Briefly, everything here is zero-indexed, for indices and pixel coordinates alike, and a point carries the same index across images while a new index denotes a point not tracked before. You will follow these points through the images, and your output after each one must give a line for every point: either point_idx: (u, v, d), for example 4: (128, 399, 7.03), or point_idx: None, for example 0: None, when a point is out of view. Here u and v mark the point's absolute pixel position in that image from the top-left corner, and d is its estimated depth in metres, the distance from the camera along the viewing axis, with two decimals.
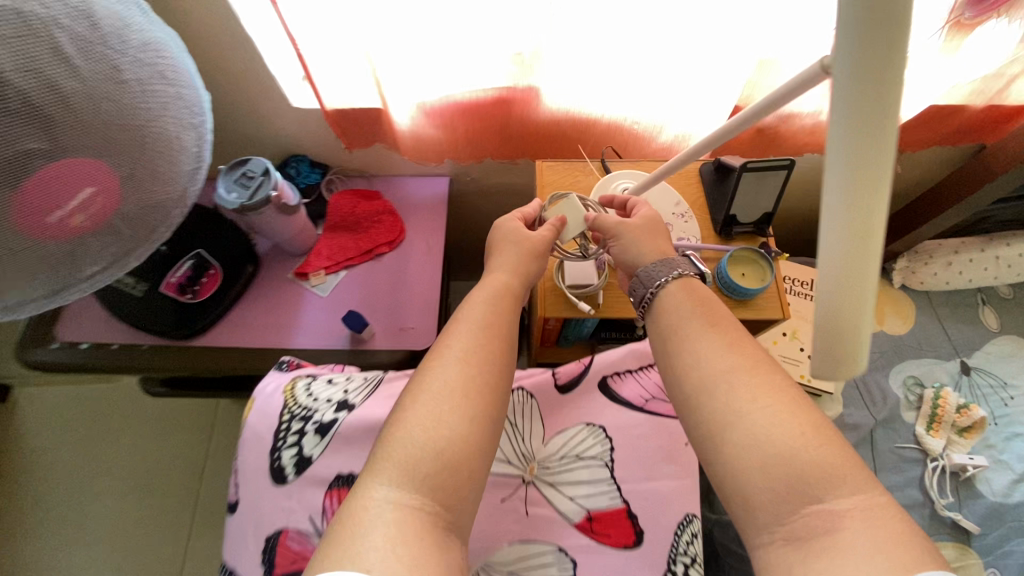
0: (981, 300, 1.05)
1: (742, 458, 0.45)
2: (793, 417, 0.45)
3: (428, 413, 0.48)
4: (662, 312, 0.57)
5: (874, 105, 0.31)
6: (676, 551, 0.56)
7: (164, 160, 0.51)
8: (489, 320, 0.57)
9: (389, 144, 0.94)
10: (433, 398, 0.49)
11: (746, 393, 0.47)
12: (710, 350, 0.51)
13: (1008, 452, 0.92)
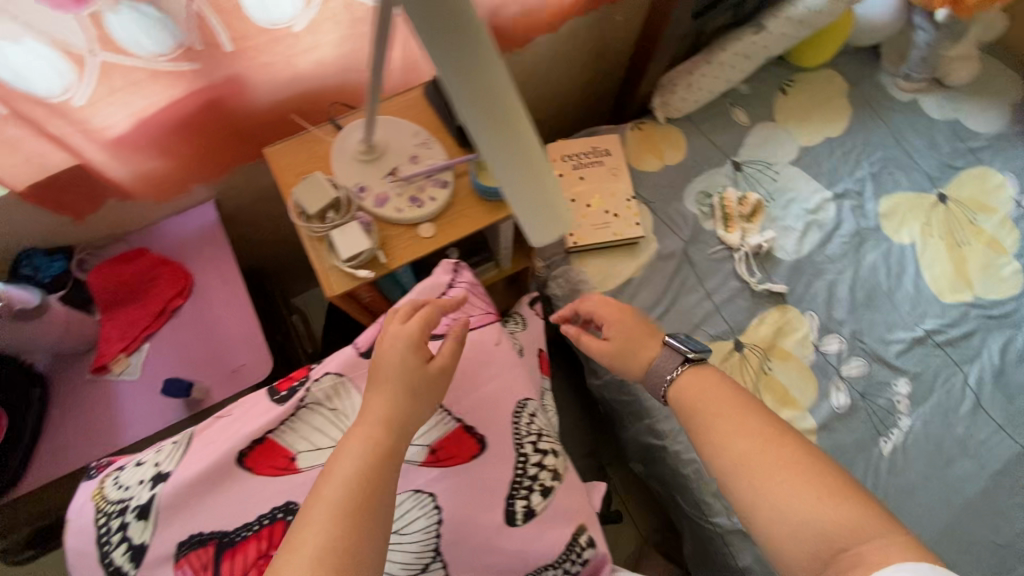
0: (730, 103, 1.19)
1: (771, 524, 0.51)
2: (799, 473, 0.52)
3: (312, 544, 0.41)
4: (689, 383, 0.63)
5: (440, 26, 0.27)
6: (523, 436, 0.58)
7: None
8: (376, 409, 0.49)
9: (120, 196, 0.84)
10: (320, 529, 0.42)
11: (760, 459, 0.54)
12: (726, 424, 0.58)
13: (789, 216, 1.11)
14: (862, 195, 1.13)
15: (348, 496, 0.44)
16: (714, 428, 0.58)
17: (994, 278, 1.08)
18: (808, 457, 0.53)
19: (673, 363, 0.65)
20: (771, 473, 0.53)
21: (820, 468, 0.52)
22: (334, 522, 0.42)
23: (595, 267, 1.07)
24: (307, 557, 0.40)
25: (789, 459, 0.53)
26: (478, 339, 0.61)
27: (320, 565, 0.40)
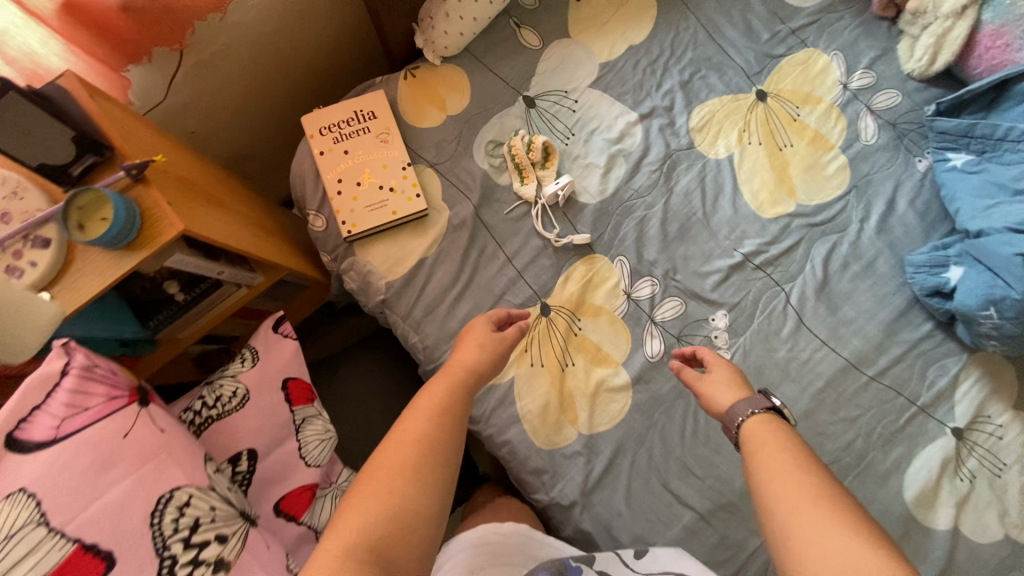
0: (516, 24, 1.02)
1: (804, 544, 0.54)
2: (825, 504, 0.56)
3: (390, 480, 0.63)
4: (750, 439, 0.65)
5: None
6: (167, 536, 0.56)
7: None
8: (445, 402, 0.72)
9: None
10: (397, 470, 0.64)
11: (797, 475, 0.59)
12: (777, 460, 0.61)
13: (592, 151, 0.98)
14: (673, 109, 1.00)
15: (419, 439, 0.67)
16: (769, 461, 0.61)
17: (818, 179, 0.98)
18: (852, 509, 0.55)
19: (757, 404, 0.67)
20: (808, 506, 0.56)
21: (851, 511, 0.55)
22: (425, 432, 0.68)
23: (382, 252, 0.95)
24: (395, 460, 0.65)
25: (829, 509, 0.55)
26: (93, 434, 0.57)
27: (410, 458, 0.65)
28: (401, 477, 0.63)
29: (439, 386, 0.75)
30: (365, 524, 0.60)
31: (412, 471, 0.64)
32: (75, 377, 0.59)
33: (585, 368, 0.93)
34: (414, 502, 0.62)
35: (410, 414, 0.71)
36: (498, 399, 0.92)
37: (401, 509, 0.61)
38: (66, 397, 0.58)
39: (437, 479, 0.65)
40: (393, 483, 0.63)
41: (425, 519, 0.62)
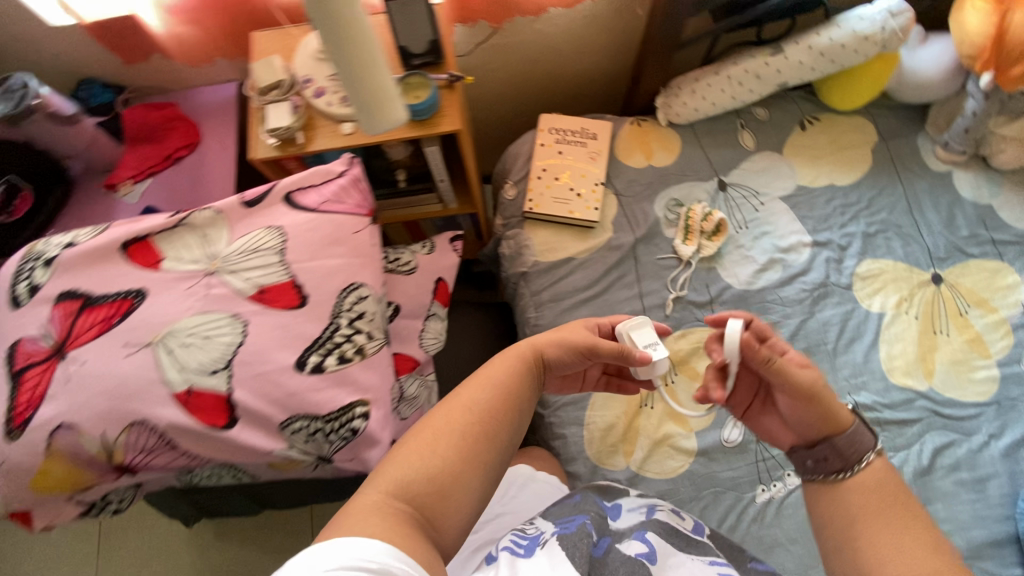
0: (740, 124, 1.16)
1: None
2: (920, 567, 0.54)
3: (427, 443, 0.58)
4: (840, 491, 0.63)
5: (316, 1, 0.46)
6: (342, 309, 0.66)
7: None
8: (504, 383, 0.66)
9: (164, 55, 1.01)
10: (439, 434, 0.59)
11: (877, 516, 0.59)
12: (876, 534, 0.58)
13: (756, 248, 1.07)
14: (845, 250, 1.07)
15: (471, 408, 0.62)
16: (874, 548, 0.57)
17: (962, 375, 0.98)
18: None
19: (868, 446, 0.64)
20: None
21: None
22: (478, 401, 0.63)
23: (545, 236, 1.10)
24: (444, 423, 0.60)
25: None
26: (336, 221, 0.69)
27: (459, 427, 0.60)
28: (446, 441, 0.58)
29: (504, 362, 0.68)
30: (401, 479, 0.55)
31: (462, 441, 0.59)
32: (348, 178, 0.72)
33: (660, 416, 0.98)
34: (457, 469, 0.57)
35: (471, 380, 0.65)
36: (573, 398, 0.99)
37: (445, 475, 0.56)
38: (334, 188, 0.71)
39: (485, 456, 0.60)
40: (437, 444, 0.58)
41: (467, 488, 0.57)
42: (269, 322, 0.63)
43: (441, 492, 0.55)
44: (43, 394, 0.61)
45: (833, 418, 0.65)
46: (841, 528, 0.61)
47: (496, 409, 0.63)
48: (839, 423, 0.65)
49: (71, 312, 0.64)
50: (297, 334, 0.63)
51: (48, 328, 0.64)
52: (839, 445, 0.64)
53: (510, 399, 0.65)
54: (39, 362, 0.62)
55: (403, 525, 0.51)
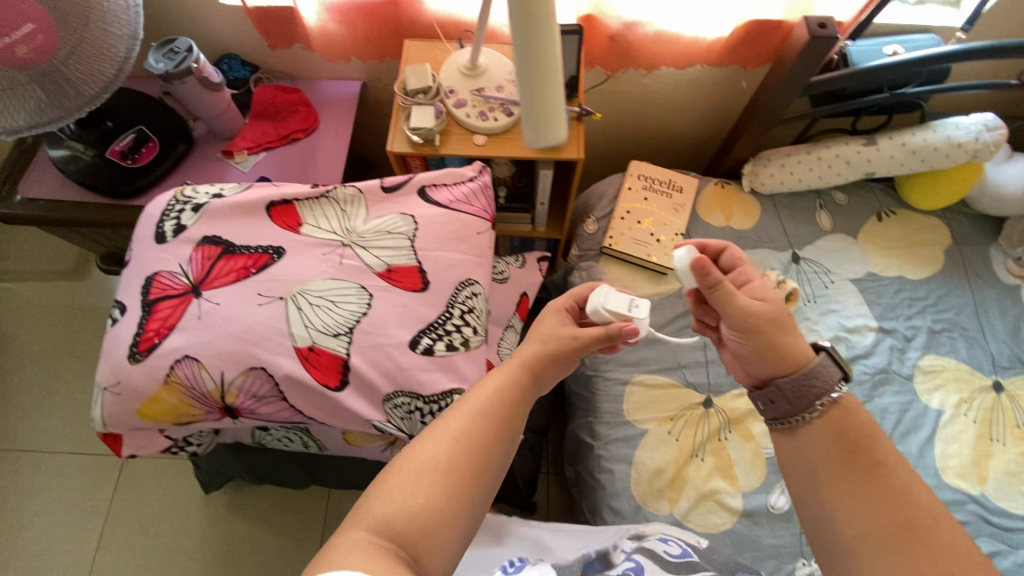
0: (819, 204, 1.21)
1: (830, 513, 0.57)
2: (879, 512, 0.54)
3: (416, 472, 0.54)
4: (798, 441, 0.63)
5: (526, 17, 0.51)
6: (456, 300, 0.70)
7: (95, 26, 0.84)
8: (493, 407, 0.62)
9: (305, 44, 1.10)
10: (428, 462, 0.55)
11: (820, 456, 0.60)
12: (831, 485, 0.58)
13: (822, 323, 1.10)
14: (910, 341, 1.09)
15: (461, 433, 0.58)
16: (825, 487, 0.58)
17: (1015, 487, 0.98)
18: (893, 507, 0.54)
19: (835, 382, 0.62)
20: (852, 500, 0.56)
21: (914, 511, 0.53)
22: (468, 426, 0.59)
23: (619, 274, 1.14)
24: (429, 455, 0.55)
25: (919, 529, 0.52)
26: (463, 221, 0.74)
27: (447, 456, 0.56)
28: (436, 469, 0.55)
29: (495, 381, 0.65)
30: (388, 513, 0.51)
31: (446, 475, 0.55)
32: (478, 184, 0.77)
33: (709, 469, 0.97)
34: (440, 505, 0.53)
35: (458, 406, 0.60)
36: (625, 435, 1.00)
37: (431, 514, 0.52)
38: (464, 190, 0.76)
39: (468, 490, 0.55)
40: (424, 474, 0.54)
41: (451, 525, 0.53)
42: (393, 299, 0.67)
43: (428, 525, 0.51)
44: (173, 326, 0.64)
45: (789, 350, 0.65)
46: (800, 482, 0.61)
47: (487, 435, 0.59)
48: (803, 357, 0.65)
49: (212, 255, 0.68)
50: (415, 316, 0.67)
51: (186, 267, 0.68)
52: (788, 388, 0.63)
53: (500, 423, 0.62)
54: (174, 296, 0.66)
55: (386, 564, 0.47)
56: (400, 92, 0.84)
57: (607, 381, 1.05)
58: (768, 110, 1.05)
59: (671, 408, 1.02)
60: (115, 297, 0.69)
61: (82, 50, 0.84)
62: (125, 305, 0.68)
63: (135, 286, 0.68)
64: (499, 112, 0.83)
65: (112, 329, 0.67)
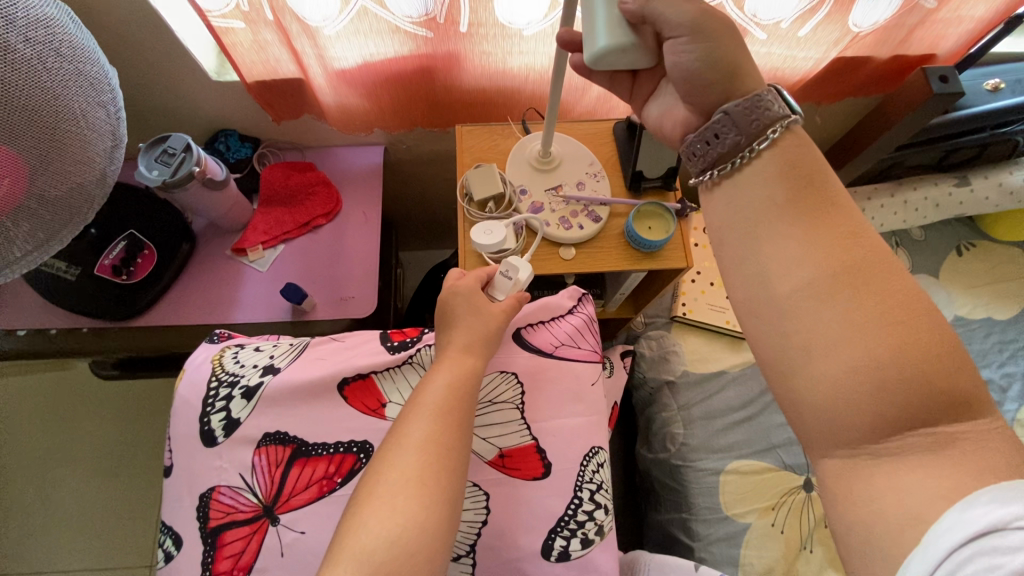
0: (896, 243, 1.12)
1: (795, 335, 0.43)
2: (825, 255, 0.43)
3: (384, 499, 0.44)
4: (737, 190, 0.48)
5: None
6: (583, 479, 0.57)
7: (74, 146, 0.57)
8: (445, 404, 0.50)
9: (317, 115, 0.92)
10: (392, 485, 0.45)
11: (774, 223, 0.45)
12: (779, 235, 0.45)
13: None
14: (1006, 391, 1.01)
15: (424, 436, 0.47)
16: (777, 254, 0.44)
17: None
18: (909, 316, 0.40)
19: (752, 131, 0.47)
20: (845, 338, 0.41)
21: (875, 283, 0.42)
22: (434, 429, 0.48)
23: (694, 344, 1.04)
24: (399, 469, 0.46)
25: (875, 279, 0.42)
26: (576, 371, 0.61)
27: (415, 468, 0.46)
28: (405, 482, 0.45)
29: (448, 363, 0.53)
30: (366, 549, 0.42)
31: (422, 484, 0.45)
32: (581, 319, 0.65)
33: (821, 562, 0.87)
34: (427, 518, 0.44)
35: (410, 407, 0.49)
36: (726, 533, 0.90)
37: (416, 535, 0.43)
38: (567, 327, 0.63)
39: (454, 493, 0.47)
40: (395, 497, 0.44)
41: (442, 539, 0.44)
42: (513, 495, 0.55)
43: (416, 551, 0.43)
44: (247, 569, 0.52)
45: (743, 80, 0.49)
46: (739, 242, 0.47)
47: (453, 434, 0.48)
48: (742, 88, 0.49)
49: (280, 460, 0.55)
50: (541, 512, 0.55)
51: (251, 480, 0.54)
52: (737, 114, 0.48)
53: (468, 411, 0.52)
54: (242, 522, 0.53)
55: None
56: (463, 201, 0.70)
57: (698, 472, 0.95)
58: (863, 160, 0.94)
59: (771, 495, 0.91)
60: (163, 520, 0.56)
61: (71, 175, 0.58)
62: (180, 534, 0.54)
63: (187, 507, 0.55)
64: (588, 217, 0.70)
65: (165, 567, 0.54)
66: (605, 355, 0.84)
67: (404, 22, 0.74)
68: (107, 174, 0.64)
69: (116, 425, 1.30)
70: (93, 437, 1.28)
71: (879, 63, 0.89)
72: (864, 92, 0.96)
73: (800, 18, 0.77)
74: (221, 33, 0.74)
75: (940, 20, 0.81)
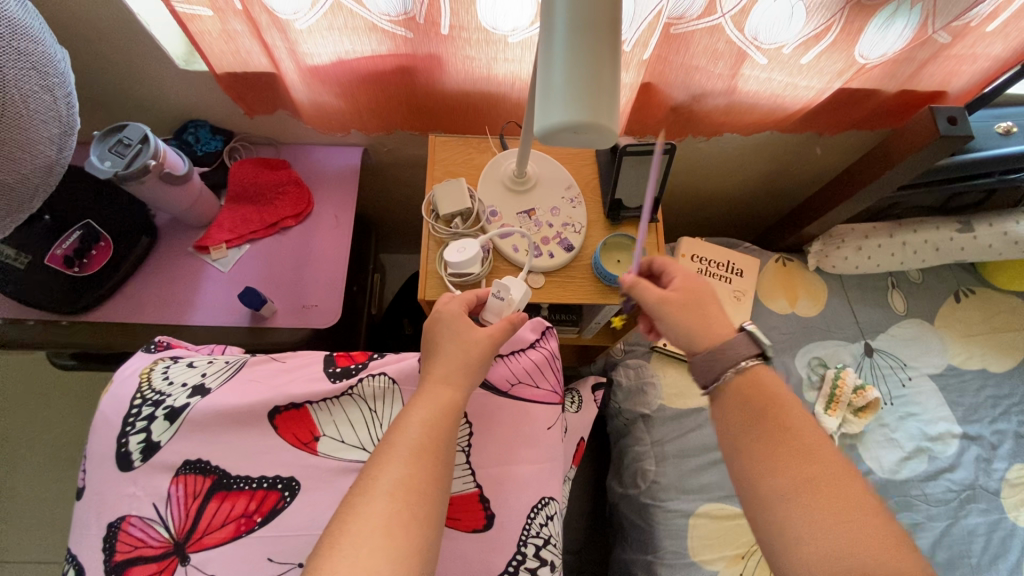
0: (891, 284, 1.07)
1: (782, 525, 0.47)
2: (787, 455, 0.49)
3: (347, 552, 0.39)
4: (733, 394, 0.53)
5: None
6: (528, 534, 0.52)
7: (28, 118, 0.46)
8: (422, 445, 0.46)
9: (291, 111, 0.88)
10: (355, 536, 0.40)
11: (749, 428, 0.51)
12: (753, 439, 0.51)
13: (901, 431, 0.97)
14: (996, 449, 0.96)
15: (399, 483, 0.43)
16: (750, 454, 0.50)
17: None
18: (867, 511, 0.45)
19: (744, 353, 0.54)
20: (827, 529, 0.45)
21: (818, 474, 0.47)
22: (412, 476, 0.44)
23: (673, 377, 0.99)
24: (364, 521, 0.41)
25: (834, 480, 0.47)
26: (531, 414, 0.57)
27: (384, 519, 0.41)
28: (375, 535, 0.40)
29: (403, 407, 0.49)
30: None
31: (389, 537, 0.41)
32: (542, 354, 0.60)
33: None
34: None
35: (382, 448, 0.45)
36: None
37: None
38: (526, 364, 0.59)
39: (422, 550, 0.42)
40: (359, 549, 0.40)
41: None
42: (449, 548, 0.51)
43: None
44: None
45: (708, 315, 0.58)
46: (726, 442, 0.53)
47: (423, 478, 0.44)
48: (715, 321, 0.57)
49: (198, 493, 0.50)
50: (477, 569, 0.50)
51: (165, 512, 0.50)
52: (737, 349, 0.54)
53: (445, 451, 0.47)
54: (150, 561, 0.48)
55: None
56: (428, 215, 0.66)
57: (667, 513, 0.90)
58: (860, 199, 0.89)
59: (742, 543, 0.87)
60: (67, 549, 0.51)
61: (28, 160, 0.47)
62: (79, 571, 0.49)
63: (93, 536, 0.50)
64: (560, 245, 0.65)
65: None
66: (571, 388, 0.80)
67: (381, 20, 0.69)
68: (58, 163, 0.52)
69: (73, 415, 1.20)
70: (44, 428, 1.18)
71: (885, 98, 0.84)
72: (867, 126, 0.92)
73: (800, 45, 0.72)
74: (185, 20, 0.69)
75: (952, 55, 0.77)
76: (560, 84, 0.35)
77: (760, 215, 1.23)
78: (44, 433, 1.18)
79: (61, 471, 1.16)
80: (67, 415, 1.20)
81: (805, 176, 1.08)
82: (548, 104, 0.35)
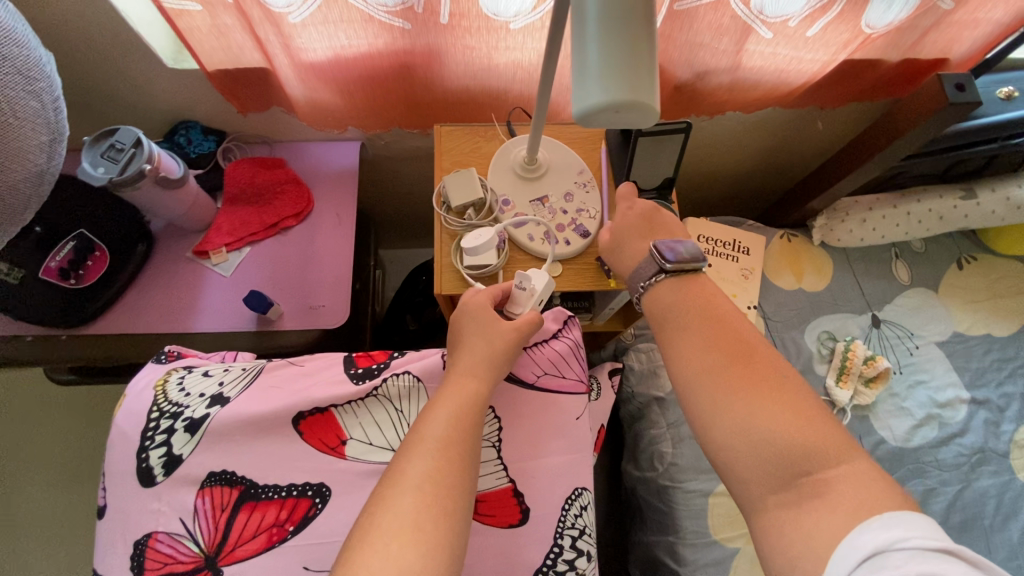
0: (895, 254, 1.08)
1: (712, 411, 0.48)
2: (714, 346, 0.50)
3: (378, 544, 0.38)
4: (659, 301, 0.55)
5: None
6: (564, 525, 0.52)
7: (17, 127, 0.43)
8: (448, 437, 0.45)
9: (286, 108, 0.85)
10: (384, 530, 0.39)
11: (678, 324, 0.53)
12: (686, 335, 0.52)
13: (911, 399, 0.98)
14: (1003, 412, 0.98)
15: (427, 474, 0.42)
16: (683, 349, 0.52)
17: None
18: (790, 390, 0.47)
19: (653, 271, 0.56)
20: (749, 409, 0.46)
21: (746, 362, 0.49)
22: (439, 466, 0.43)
23: None
24: (394, 514, 0.40)
25: (760, 367, 0.48)
26: (559, 404, 0.56)
27: (414, 511, 0.40)
28: (405, 527, 0.39)
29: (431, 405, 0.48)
30: None
31: (420, 529, 0.39)
32: (566, 344, 0.59)
33: None
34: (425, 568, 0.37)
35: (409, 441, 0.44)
36: (714, 558, 0.86)
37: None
38: (551, 354, 0.58)
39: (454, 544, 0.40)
40: (389, 542, 0.38)
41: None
42: (485, 545, 0.50)
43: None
44: None
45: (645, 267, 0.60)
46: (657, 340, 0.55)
47: (452, 467, 0.43)
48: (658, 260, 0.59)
49: (226, 504, 0.49)
50: (515, 563, 0.50)
51: (193, 526, 0.49)
52: (657, 264, 0.56)
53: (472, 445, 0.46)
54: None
55: None
56: (440, 207, 0.64)
57: (686, 494, 0.91)
58: (866, 172, 0.89)
59: None
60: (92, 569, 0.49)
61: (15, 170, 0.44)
62: None
63: (119, 555, 0.48)
64: (575, 231, 0.64)
65: None
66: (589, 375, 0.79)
67: (378, 12, 0.67)
68: (47, 172, 0.48)
69: (76, 430, 1.17)
70: (47, 445, 1.16)
71: (888, 68, 0.84)
72: (869, 98, 0.91)
73: (806, 18, 0.71)
74: (173, 16, 0.66)
75: (955, 22, 0.76)
76: (597, 63, 0.34)
77: (760, 193, 1.23)
78: (48, 450, 1.16)
79: (68, 486, 1.14)
80: (69, 430, 1.17)
81: (806, 151, 1.07)
82: (584, 85, 0.34)
